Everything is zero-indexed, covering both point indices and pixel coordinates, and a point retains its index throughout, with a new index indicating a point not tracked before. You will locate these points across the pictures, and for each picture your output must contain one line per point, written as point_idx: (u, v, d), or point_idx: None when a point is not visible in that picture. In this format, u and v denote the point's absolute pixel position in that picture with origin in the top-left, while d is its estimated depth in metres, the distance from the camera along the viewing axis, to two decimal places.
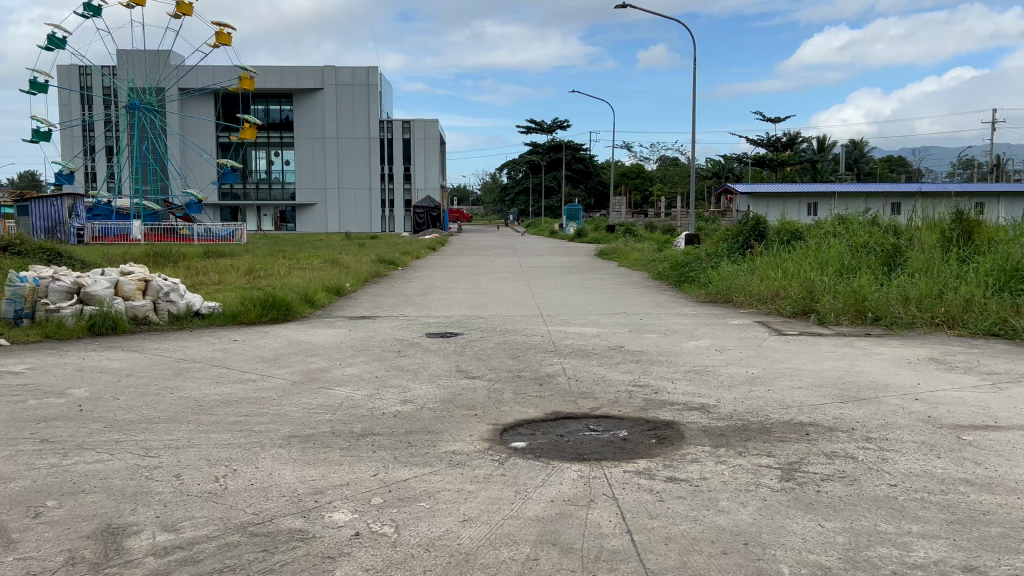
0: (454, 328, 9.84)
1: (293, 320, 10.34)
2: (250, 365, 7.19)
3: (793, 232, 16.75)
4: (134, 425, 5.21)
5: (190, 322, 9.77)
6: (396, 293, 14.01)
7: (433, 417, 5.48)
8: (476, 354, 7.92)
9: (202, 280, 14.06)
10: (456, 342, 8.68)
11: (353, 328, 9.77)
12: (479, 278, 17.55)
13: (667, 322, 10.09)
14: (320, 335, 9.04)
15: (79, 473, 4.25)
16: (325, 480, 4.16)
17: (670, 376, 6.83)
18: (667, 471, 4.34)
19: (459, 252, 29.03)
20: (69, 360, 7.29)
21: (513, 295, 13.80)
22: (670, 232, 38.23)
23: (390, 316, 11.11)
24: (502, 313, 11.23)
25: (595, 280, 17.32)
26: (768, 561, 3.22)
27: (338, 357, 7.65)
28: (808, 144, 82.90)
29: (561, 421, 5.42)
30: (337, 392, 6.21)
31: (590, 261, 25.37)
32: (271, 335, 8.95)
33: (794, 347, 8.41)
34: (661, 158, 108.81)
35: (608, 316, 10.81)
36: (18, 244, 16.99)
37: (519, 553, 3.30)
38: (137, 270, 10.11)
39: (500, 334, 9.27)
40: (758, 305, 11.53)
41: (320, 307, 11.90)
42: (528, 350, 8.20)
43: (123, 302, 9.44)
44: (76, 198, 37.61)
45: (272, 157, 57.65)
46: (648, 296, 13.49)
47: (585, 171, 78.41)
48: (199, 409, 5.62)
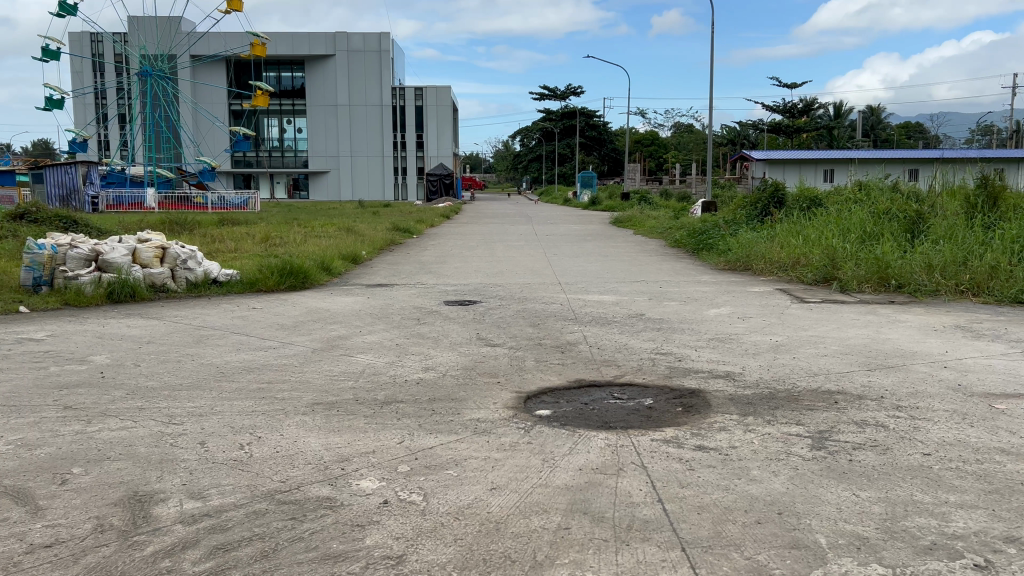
0: (473, 295, 9.79)
1: (310, 288, 10.32)
2: (270, 332, 7.17)
3: (812, 199, 16.53)
4: (156, 392, 5.20)
5: (208, 290, 9.76)
6: (413, 261, 13.96)
7: (456, 384, 5.44)
8: (496, 322, 7.88)
9: (218, 248, 14.04)
10: (475, 310, 8.63)
11: (371, 296, 9.74)
12: (494, 246, 17.46)
13: (687, 290, 9.99)
14: (338, 302, 9.03)
15: (105, 440, 4.24)
16: (351, 448, 4.12)
17: (692, 344, 6.76)
18: (696, 439, 4.28)
19: (474, 221, 28.90)
20: (89, 327, 7.29)
21: (529, 263, 13.73)
22: (685, 200, 37.91)
23: (407, 284, 11.06)
24: (519, 281, 11.16)
25: (611, 248, 17.18)
26: (803, 531, 3.16)
27: (357, 325, 7.62)
28: (825, 110, 81.79)
29: (585, 389, 5.37)
30: (357, 360, 6.18)
31: (605, 229, 25.20)
32: (290, 303, 8.93)
33: (818, 315, 8.30)
34: (676, 124, 107.67)
35: (626, 283, 10.72)
36: (35, 212, 17.06)
37: (550, 522, 3.25)
38: (154, 237, 10.07)
39: (519, 302, 9.22)
40: (778, 273, 11.40)
41: (337, 275, 11.87)
42: (548, 318, 8.14)
43: (142, 270, 9.43)
44: (89, 165, 37.63)
45: (285, 125, 57.44)
46: (666, 264, 13.39)
47: (599, 138, 77.75)
48: (221, 376, 5.61)
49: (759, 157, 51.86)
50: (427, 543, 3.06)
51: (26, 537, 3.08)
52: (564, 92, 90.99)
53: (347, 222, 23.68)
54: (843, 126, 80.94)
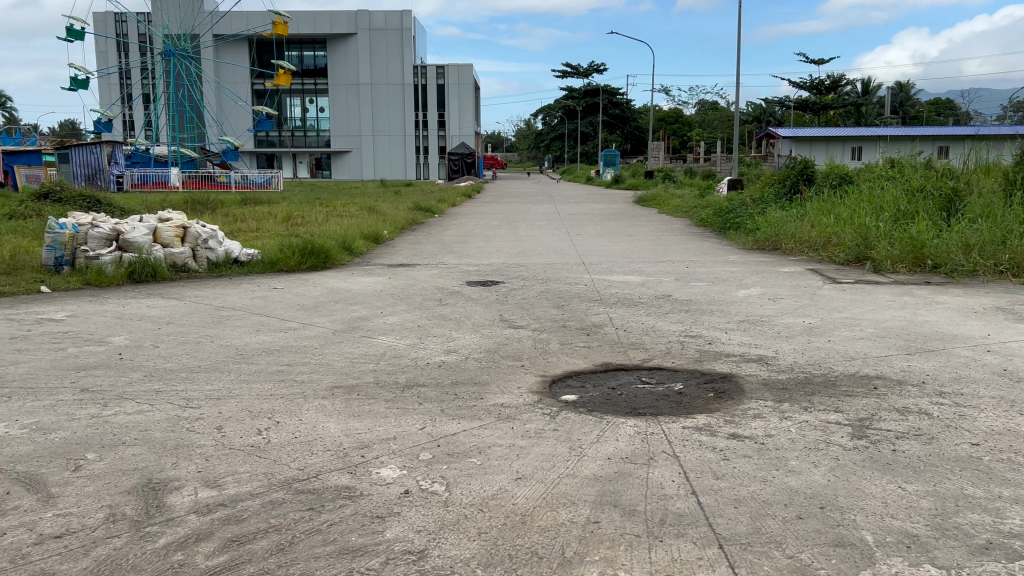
0: (495, 275, 9.62)
1: (331, 268, 10.20)
2: (290, 313, 7.05)
3: (842, 177, 16.15)
4: (174, 375, 5.09)
5: (229, 270, 9.67)
6: (434, 241, 13.80)
7: (479, 367, 5.30)
8: (520, 303, 7.71)
9: (239, 228, 13.97)
10: (498, 291, 8.46)
11: (393, 276, 9.60)
12: (517, 226, 17.26)
13: (714, 271, 9.75)
14: (359, 283, 8.90)
15: (120, 425, 4.13)
16: (371, 435, 3.99)
17: (723, 326, 6.57)
18: (730, 427, 4.10)
19: (496, 200, 28.72)
20: (109, 308, 7.22)
21: (552, 242, 13.53)
22: (709, 178, 37.42)
23: (429, 264, 10.91)
24: (543, 261, 10.97)
25: (635, 227, 16.92)
26: (849, 527, 2.98)
27: (379, 306, 7.48)
28: (853, 87, 80.46)
29: (612, 372, 5.21)
30: (378, 342, 6.04)
31: (629, 208, 24.89)
32: (311, 283, 8.81)
33: (851, 296, 8.06)
34: (700, 101, 106.41)
35: (652, 264, 10.50)
36: (59, 191, 17.10)
37: (578, 515, 3.09)
38: (174, 216, 9.99)
39: (543, 283, 9.04)
40: (809, 253, 11.11)
41: (359, 255, 11.75)
42: (572, 299, 7.96)
43: (162, 249, 9.36)
44: (113, 145, 37.81)
45: (308, 104, 57.36)
46: (692, 243, 13.13)
47: (622, 116, 76.99)
48: (240, 358, 5.50)
49: (786, 134, 51.17)
50: (450, 537, 2.92)
51: (36, 527, 2.97)
52: (586, 69, 90.10)
53: (369, 201, 23.60)
54: (871, 103, 79.58)
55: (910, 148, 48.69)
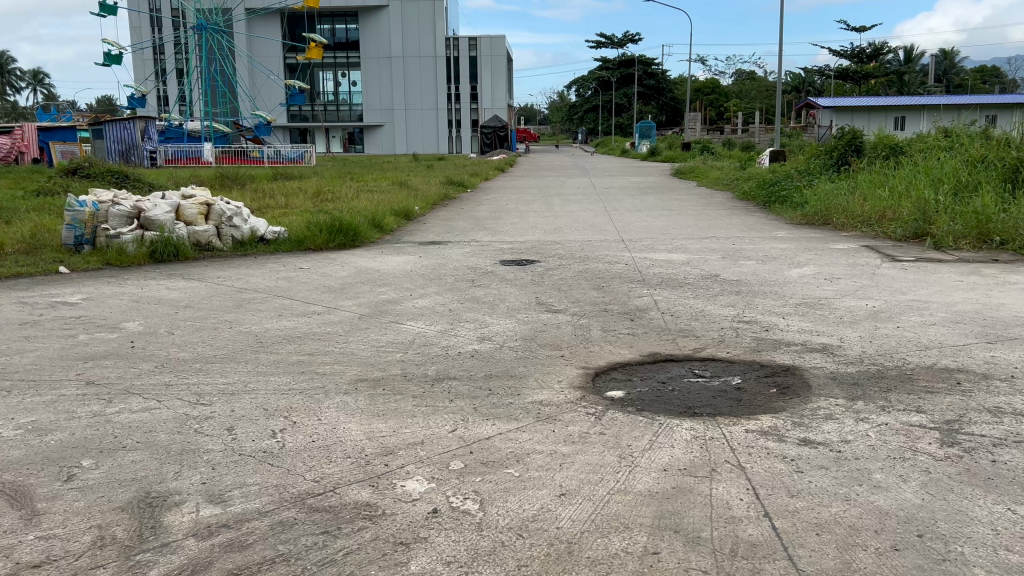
0: (531, 254, 9.17)
1: (360, 246, 9.81)
2: (314, 296, 6.67)
3: (893, 147, 15.41)
4: (187, 366, 4.73)
5: (254, 248, 9.33)
6: (467, 217, 13.38)
7: (515, 358, 4.86)
8: (558, 284, 7.26)
9: (268, 204, 13.67)
10: (534, 271, 8.01)
11: (424, 255, 9.19)
12: (552, 200, 16.75)
13: (763, 248, 9.20)
14: (389, 262, 8.49)
15: (124, 425, 3.77)
16: (396, 438, 3.57)
17: (779, 311, 6.06)
18: (800, 432, 3.63)
19: (528, 174, 28.18)
20: (127, 290, 6.91)
21: (589, 218, 13.02)
22: (747, 150, 36.53)
23: (461, 242, 10.49)
24: (580, 238, 10.49)
25: (674, 201, 16.32)
26: (957, 564, 2.51)
27: (408, 287, 7.07)
28: (896, 54, 78.20)
29: (661, 365, 4.75)
30: (406, 328, 5.63)
31: (665, 181, 24.25)
32: (338, 263, 8.43)
33: (914, 275, 7.46)
34: (736, 71, 104.42)
35: (695, 241, 9.96)
36: (88, 167, 16.92)
37: (634, 544, 2.65)
38: (198, 193, 9.65)
39: (581, 261, 8.57)
40: (863, 228, 10.48)
41: (389, 232, 11.35)
42: (613, 279, 7.48)
43: (186, 227, 9.03)
44: (146, 121, 38.00)
45: (340, 78, 57.00)
46: (736, 218, 12.54)
47: (656, 87, 75.65)
48: (259, 347, 5.12)
49: (826, 104, 49.81)
50: (485, 571, 2.50)
51: (13, 554, 2.62)
52: (620, 39, 88.64)
53: (400, 176, 23.18)
54: (913, 72, 77.40)
55: (956, 118, 47.13)
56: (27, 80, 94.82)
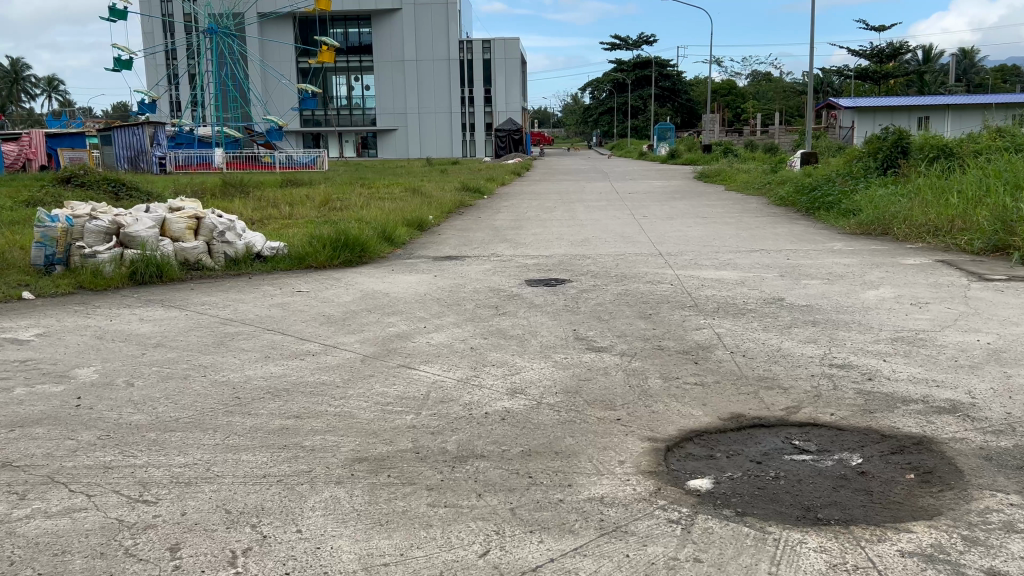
0: (560, 272, 8.10)
1: (369, 264, 8.78)
2: (311, 330, 5.61)
3: (945, 148, 14.25)
4: (139, 437, 3.69)
5: (250, 267, 8.34)
6: (485, 227, 12.33)
7: (561, 422, 3.80)
8: (597, 311, 6.19)
9: (269, 214, 12.68)
10: (566, 294, 6.95)
11: (440, 274, 8.15)
12: (575, 206, 15.70)
13: (823, 265, 8.11)
14: (400, 284, 7.45)
15: (30, 542, 2.72)
16: (404, 569, 2.52)
17: (874, 350, 4.96)
18: (981, 557, 2.54)
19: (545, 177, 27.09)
20: (92, 324, 5.88)
21: (618, 227, 11.95)
22: (770, 152, 35.44)
23: (481, 257, 9.45)
24: (612, 251, 9.42)
25: (705, 207, 15.22)
26: None
27: (421, 317, 6.01)
28: (915, 54, 76.81)
29: (748, 434, 3.69)
30: (419, 376, 4.56)
31: (690, 184, 23.15)
32: (342, 285, 7.38)
33: (1019, 299, 6.34)
34: (753, 71, 103.31)
35: (743, 255, 8.86)
36: (82, 174, 15.95)
37: None
38: (188, 204, 8.65)
39: (619, 281, 7.51)
40: (930, 240, 9.34)
41: (400, 246, 10.33)
42: (661, 305, 6.40)
43: (172, 244, 8.04)
44: (156, 126, 36.97)
45: (353, 82, 56.14)
46: (780, 227, 11.44)
47: (672, 88, 74.49)
48: (235, 407, 4.08)
49: (848, 103, 48.67)
50: None
51: None
52: (634, 40, 87.53)
53: (411, 182, 22.18)
54: (933, 70, 75.97)
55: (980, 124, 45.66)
56: (41, 87, 94.55)
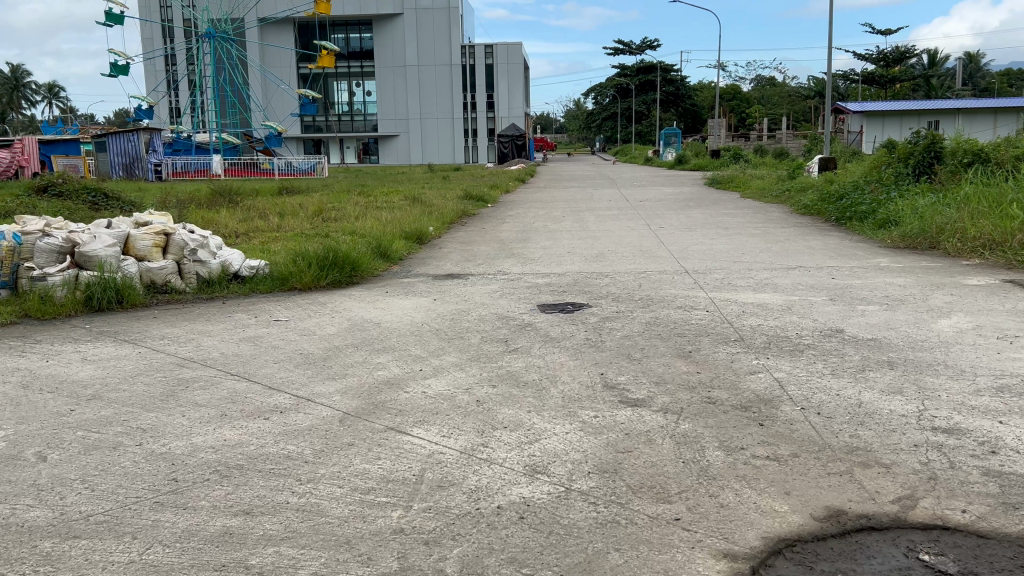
0: (576, 295, 7.13)
1: (360, 284, 7.83)
2: (282, 376, 4.64)
3: (983, 153, 13.28)
4: (30, 549, 2.71)
5: (225, 289, 7.39)
6: (490, 240, 11.39)
7: (600, 526, 2.81)
8: (627, 349, 5.21)
9: (256, 226, 11.73)
10: (586, 324, 5.99)
11: (440, 297, 7.18)
12: (585, 216, 14.74)
13: (876, 286, 7.14)
14: (394, 311, 6.48)
15: None
16: None
17: (982, 405, 3.97)
18: None
19: (549, 185, 26.14)
20: (23, 367, 4.91)
21: (634, 239, 10.98)
22: (779, 157, 34.40)
23: (486, 275, 8.48)
24: (631, 269, 8.45)
25: (724, 217, 14.24)
26: None
27: (418, 356, 5.05)
28: (920, 58, 76.11)
29: (856, 543, 2.71)
30: (411, 446, 3.57)
31: (702, 191, 22.21)
32: (327, 313, 6.42)
33: None
34: (756, 76, 102.43)
35: (780, 274, 7.88)
36: (60, 183, 14.97)
37: None
38: (156, 218, 7.69)
39: (646, 307, 6.53)
40: (989, 256, 8.33)
41: (398, 262, 9.36)
42: (699, 340, 5.43)
43: (136, 265, 7.08)
44: (151, 132, 36.27)
45: (354, 88, 55.25)
46: (812, 240, 10.46)
47: (676, 92, 73.51)
48: (171, 498, 3.10)
49: (857, 109, 46.64)
50: None
51: None
52: (638, 44, 86.57)
53: (411, 189, 21.25)
54: (940, 73, 74.97)
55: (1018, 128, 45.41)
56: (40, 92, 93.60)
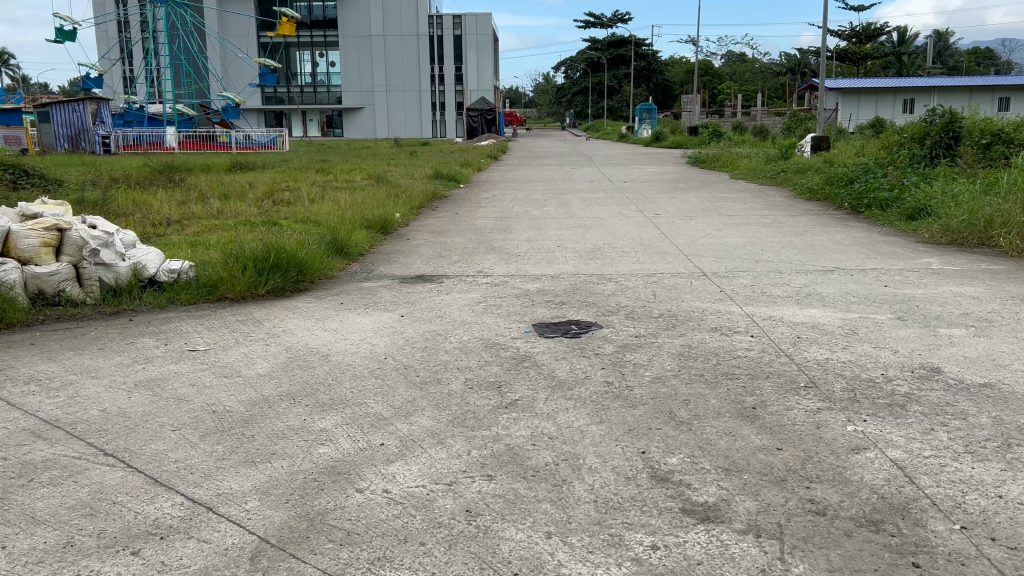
0: (580, 309, 5.73)
1: (309, 291, 6.34)
2: (178, 460, 3.18)
3: (1007, 136, 12.11)
4: None
5: (137, 299, 5.88)
6: (466, 228, 9.94)
7: None
8: (665, 404, 3.80)
9: (193, 212, 10.13)
10: (601, 356, 4.59)
11: (410, 311, 5.73)
12: (568, 199, 13.34)
13: (944, 300, 5.82)
14: (349, 335, 5.01)
15: None
16: None
17: None
18: None
19: (525, 162, 24.73)
20: None
21: (632, 230, 9.59)
22: (758, 136, 33.19)
23: (464, 278, 7.04)
24: (638, 271, 7.08)
25: (723, 201, 12.91)
26: None
27: (379, 417, 3.60)
28: (891, 37, 75.40)
29: None
30: None
31: (686, 171, 20.92)
32: (260, 339, 4.93)
33: None
34: (726, 53, 101.26)
35: (821, 280, 6.55)
36: None
37: None
38: (50, 210, 6.13)
39: (671, 329, 5.15)
40: None
41: (357, 259, 7.88)
42: (758, 386, 4.05)
43: (18, 271, 5.52)
44: (99, 102, 33.52)
45: (317, 59, 53.02)
46: (835, 233, 9.15)
47: (649, 67, 72.10)
48: None
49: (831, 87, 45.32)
50: None
51: None
52: (610, 18, 84.89)
53: (376, 166, 19.67)
54: (912, 51, 74.23)
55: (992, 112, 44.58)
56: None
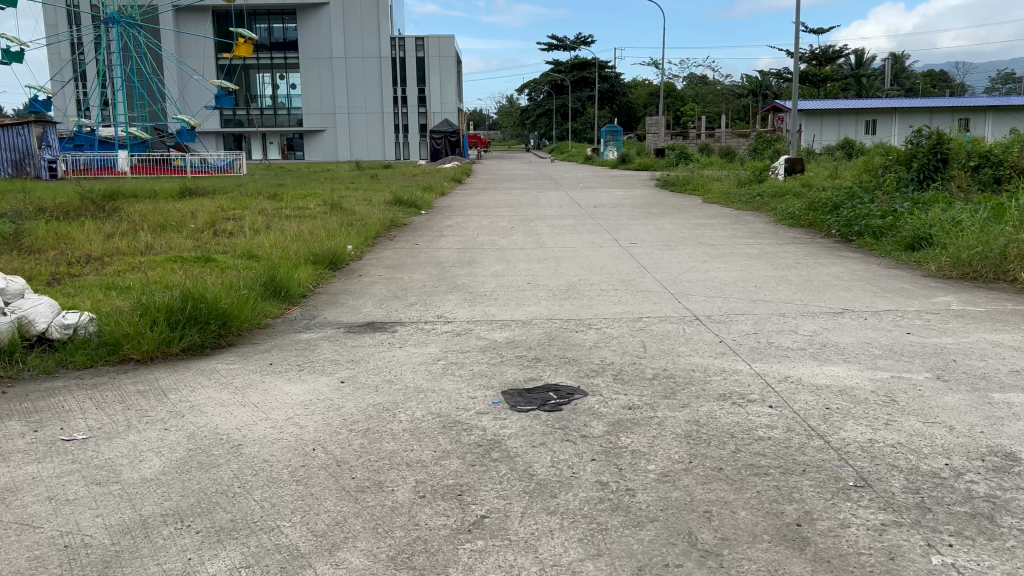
0: (559, 368, 4.78)
1: (237, 347, 5.31)
2: None
3: (996, 158, 11.51)
4: None
5: (19, 363, 4.81)
6: (426, 262, 8.99)
7: None
8: (681, 520, 2.85)
9: (118, 247, 9.01)
10: (590, 440, 3.63)
11: (354, 373, 4.73)
12: (537, 226, 12.44)
13: (983, 352, 4.98)
14: (274, 412, 3.99)
15: None
16: None
17: None
18: None
19: (491, 186, 23.80)
20: None
21: (608, 263, 8.70)
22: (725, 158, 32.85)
23: (422, 324, 6.07)
24: (621, 316, 6.15)
25: (702, 228, 12.11)
26: None
27: (293, 557, 2.60)
28: (850, 59, 76.42)
29: None
30: None
31: (656, 194, 20.21)
32: (160, 421, 3.88)
33: None
34: (687, 76, 102.02)
35: (834, 326, 5.69)
36: None
37: None
38: None
39: (672, 397, 4.21)
40: None
41: (299, 302, 6.86)
42: (798, 488, 3.11)
43: None
44: (45, 126, 31.68)
45: (277, 81, 51.86)
46: (831, 265, 8.36)
47: (613, 89, 72.07)
48: None
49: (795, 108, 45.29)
50: None
51: None
52: (573, 41, 84.90)
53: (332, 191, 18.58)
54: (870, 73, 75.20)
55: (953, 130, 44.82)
56: None
